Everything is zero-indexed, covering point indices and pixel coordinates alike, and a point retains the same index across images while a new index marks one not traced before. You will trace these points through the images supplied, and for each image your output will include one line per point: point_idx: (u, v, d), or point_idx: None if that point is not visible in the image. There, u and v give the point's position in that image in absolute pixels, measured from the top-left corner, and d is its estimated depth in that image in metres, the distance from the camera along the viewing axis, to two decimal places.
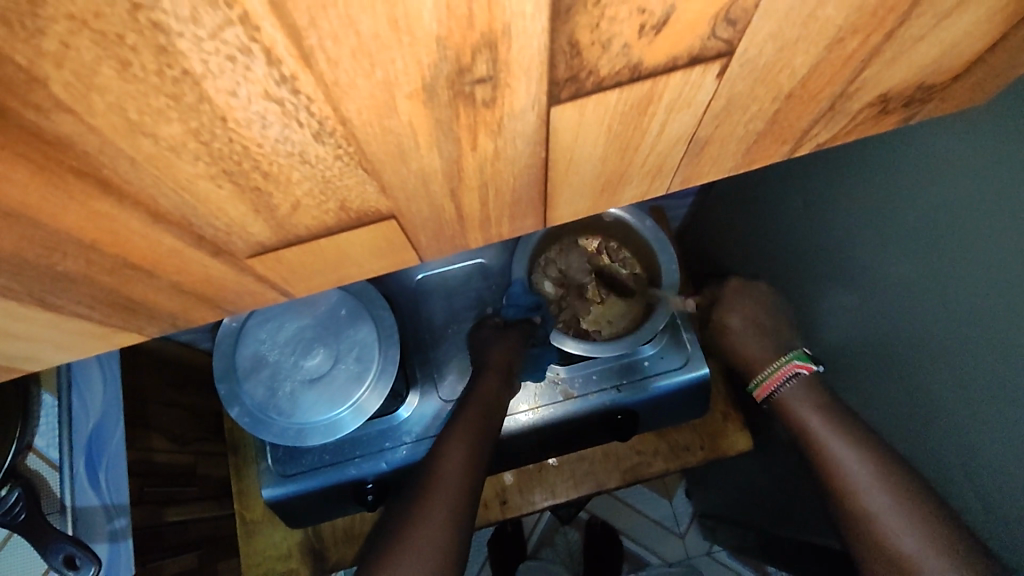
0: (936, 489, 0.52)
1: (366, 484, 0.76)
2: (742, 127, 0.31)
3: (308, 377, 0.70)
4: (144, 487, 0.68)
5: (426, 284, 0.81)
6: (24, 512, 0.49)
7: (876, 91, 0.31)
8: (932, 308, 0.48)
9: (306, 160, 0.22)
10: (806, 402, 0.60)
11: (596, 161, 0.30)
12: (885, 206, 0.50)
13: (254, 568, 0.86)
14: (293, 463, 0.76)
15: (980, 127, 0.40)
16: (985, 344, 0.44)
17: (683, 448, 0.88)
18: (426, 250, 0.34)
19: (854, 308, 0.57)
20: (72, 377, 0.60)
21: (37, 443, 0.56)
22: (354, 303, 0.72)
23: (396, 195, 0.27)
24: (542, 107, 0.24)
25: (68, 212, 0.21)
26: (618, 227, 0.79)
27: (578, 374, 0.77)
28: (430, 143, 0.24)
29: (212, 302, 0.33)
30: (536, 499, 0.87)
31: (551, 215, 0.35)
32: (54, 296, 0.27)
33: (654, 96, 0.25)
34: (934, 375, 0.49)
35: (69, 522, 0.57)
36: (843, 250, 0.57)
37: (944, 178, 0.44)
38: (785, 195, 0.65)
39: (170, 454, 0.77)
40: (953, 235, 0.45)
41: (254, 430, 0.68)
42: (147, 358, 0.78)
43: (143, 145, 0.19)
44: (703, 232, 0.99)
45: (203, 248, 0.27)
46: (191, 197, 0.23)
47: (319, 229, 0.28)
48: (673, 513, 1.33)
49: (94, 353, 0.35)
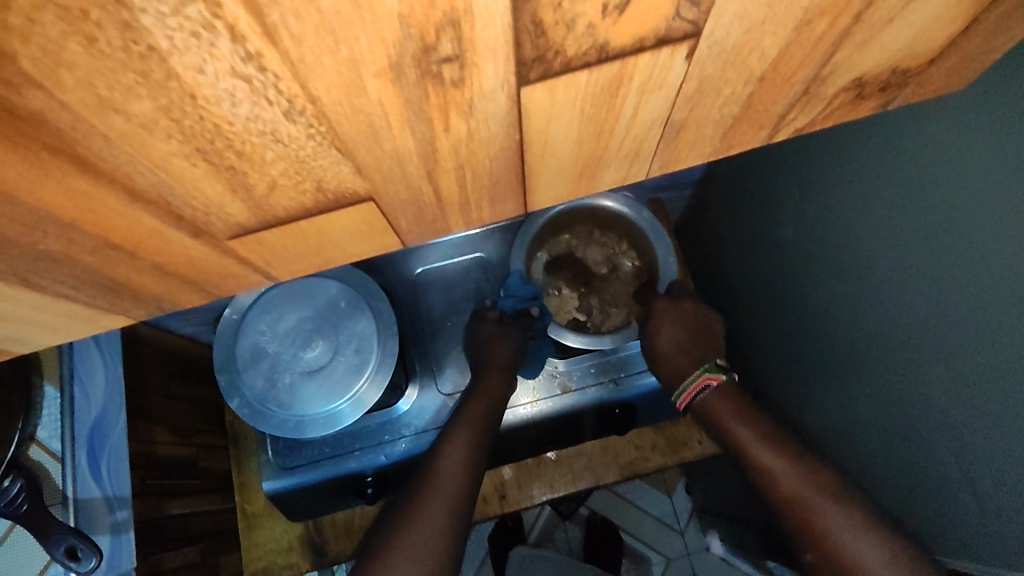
0: (929, 476, 0.52)
1: (365, 477, 0.77)
2: (717, 110, 0.31)
3: (307, 369, 0.70)
4: (145, 479, 0.69)
5: (425, 277, 0.82)
6: (27, 503, 0.51)
7: (850, 75, 0.32)
8: (934, 295, 0.47)
9: (278, 139, 0.23)
10: (724, 406, 0.66)
11: (572, 144, 0.30)
12: (879, 193, 0.51)
13: (255, 561, 0.88)
14: (293, 456, 0.76)
15: (968, 108, 0.41)
16: (984, 330, 0.43)
17: (681, 442, 0.89)
18: (408, 233, 0.34)
19: (851, 298, 0.58)
20: (74, 369, 0.61)
21: (40, 435, 0.57)
22: (353, 295, 0.72)
23: (372, 176, 0.27)
24: (511, 87, 0.24)
25: (46, 189, 0.22)
26: (616, 219, 0.78)
27: (575, 366, 0.78)
28: (403, 124, 0.24)
29: (197, 285, 0.33)
30: (535, 493, 0.88)
31: (532, 199, 0.35)
32: (39, 276, 0.27)
33: (624, 78, 0.26)
34: (933, 361, 0.48)
35: (70, 513, 0.57)
36: (844, 238, 0.57)
37: (946, 162, 0.44)
38: (788, 184, 0.65)
39: (173, 447, 0.78)
40: (953, 220, 0.44)
41: (253, 422, 0.69)
42: (149, 350, 0.79)
43: (115, 121, 0.20)
44: (700, 224, 0.99)
45: (183, 229, 0.27)
46: (167, 175, 0.23)
47: (299, 210, 0.29)
48: (673, 510, 1.32)
49: (82, 336, 0.35)
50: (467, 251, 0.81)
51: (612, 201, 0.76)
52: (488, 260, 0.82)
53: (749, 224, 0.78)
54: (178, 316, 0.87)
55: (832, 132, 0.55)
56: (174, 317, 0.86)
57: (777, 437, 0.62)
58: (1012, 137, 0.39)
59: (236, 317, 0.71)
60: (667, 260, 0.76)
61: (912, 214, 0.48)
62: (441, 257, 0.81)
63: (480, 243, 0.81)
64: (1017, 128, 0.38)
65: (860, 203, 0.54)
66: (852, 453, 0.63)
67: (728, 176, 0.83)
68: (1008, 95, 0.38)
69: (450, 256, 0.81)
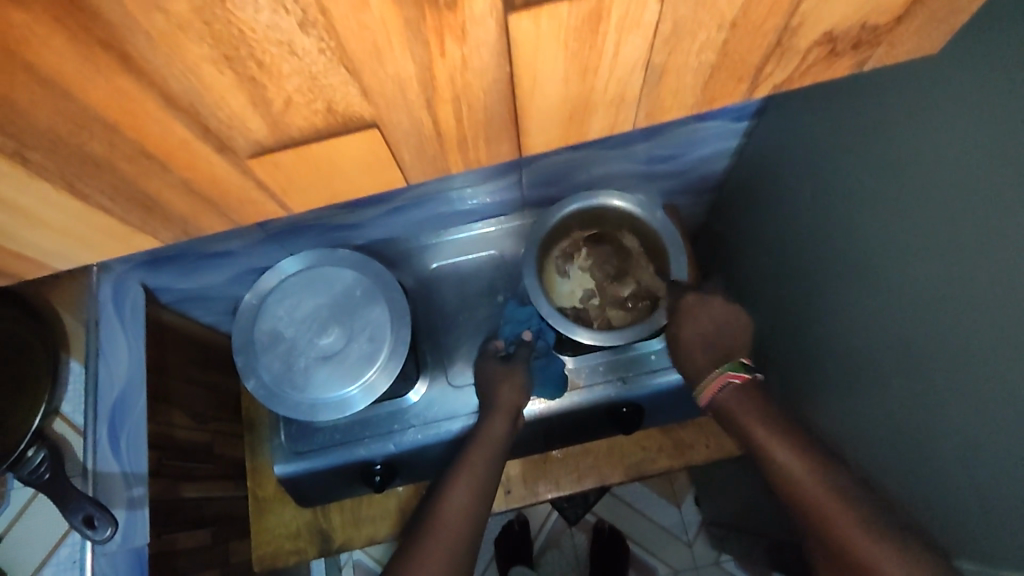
0: (911, 454, 0.53)
1: (375, 465, 0.79)
2: (694, 58, 0.34)
3: (322, 354, 0.74)
4: (162, 460, 0.72)
5: (440, 273, 0.88)
6: (48, 472, 0.56)
7: (819, 29, 0.35)
8: (943, 271, 0.46)
9: (294, 52, 0.26)
10: (766, 425, 0.57)
11: (559, 82, 0.33)
12: (881, 169, 0.52)
13: (264, 545, 0.90)
14: (304, 441, 0.80)
15: (958, 60, 0.42)
16: (990, 293, 0.42)
17: (688, 445, 0.90)
18: (410, 169, 0.38)
19: (861, 295, 0.59)
20: (100, 347, 0.65)
21: (65, 409, 0.62)
22: (370, 285, 0.77)
23: (377, 100, 0.31)
24: (499, 14, 0.27)
25: (96, 87, 0.26)
26: (628, 219, 0.79)
27: (585, 364, 0.80)
28: (403, 46, 0.27)
29: (218, 210, 0.37)
30: (540, 489, 0.89)
31: (524, 142, 0.39)
32: (81, 182, 0.31)
33: (602, 12, 0.29)
34: (944, 337, 0.47)
35: (90, 484, 0.61)
36: (849, 230, 0.59)
37: (948, 128, 0.44)
38: (801, 174, 0.67)
39: (189, 431, 0.81)
40: (955, 188, 0.44)
41: (268, 403, 0.71)
42: (174, 336, 0.84)
43: (156, 20, 0.23)
44: (716, 226, 1.02)
45: (209, 141, 0.31)
46: (198, 82, 0.27)
47: (312, 132, 0.32)
48: (681, 521, 1.34)
49: (113, 256, 0.39)
50: (483, 248, 0.88)
51: (624, 202, 0.77)
52: (500, 257, 0.88)
53: (764, 217, 0.80)
54: (202, 305, 0.91)
55: (841, 109, 0.56)
56: (197, 305, 0.89)
57: (788, 424, 0.57)
58: (1009, 87, 0.39)
59: (255, 302, 0.77)
60: (678, 259, 0.76)
61: (921, 189, 0.48)
62: (456, 253, 0.87)
63: (495, 242, 0.88)
64: (1005, 75, 0.39)
65: (868, 193, 0.55)
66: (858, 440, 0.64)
67: (746, 172, 0.85)
68: (994, 45, 0.39)
69: (465, 253, 0.87)
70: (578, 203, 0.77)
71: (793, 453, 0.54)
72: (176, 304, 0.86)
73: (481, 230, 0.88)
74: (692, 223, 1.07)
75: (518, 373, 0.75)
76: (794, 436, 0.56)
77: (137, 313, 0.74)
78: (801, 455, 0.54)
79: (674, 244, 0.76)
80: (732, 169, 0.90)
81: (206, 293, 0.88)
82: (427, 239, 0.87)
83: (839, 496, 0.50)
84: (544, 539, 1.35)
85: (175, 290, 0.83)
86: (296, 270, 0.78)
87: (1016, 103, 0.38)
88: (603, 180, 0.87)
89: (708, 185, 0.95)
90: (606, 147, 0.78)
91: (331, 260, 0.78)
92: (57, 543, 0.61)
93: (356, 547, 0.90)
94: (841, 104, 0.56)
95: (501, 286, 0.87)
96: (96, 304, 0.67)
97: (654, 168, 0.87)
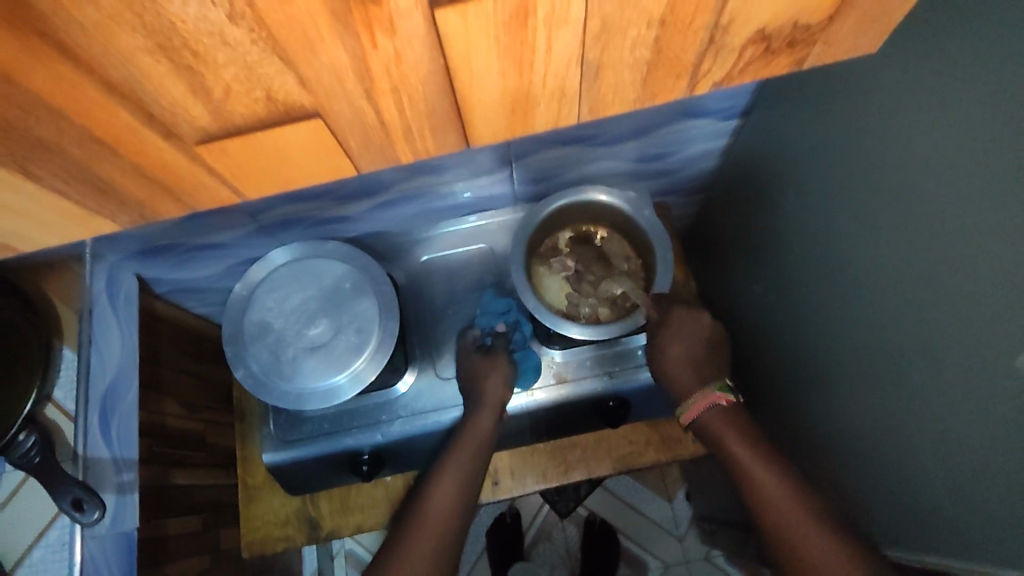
0: (891, 446, 0.54)
1: (362, 454, 0.80)
2: (629, 53, 0.36)
3: (310, 345, 0.75)
4: (154, 447, 0.74)
5: (430, 267, 0.88)
6: (38, 456, 0.55)
7: (751, 26, 0.36)
8: (913, 264, 0.47)
9: (226, 42, 0.28)
10: (752, 453, 0.61)
11: (497, 75, 0.35)
12: (858, 170, 0.53)
13: (253, 531, 0.89)
14: (293, 431, 0.81)
15: (918, 58, 0.43)
16: (962, 285, 0.42)
17: (674, 440, 0.90)
18: (361, 157, 0.39)
19: (839, 294, 0.60)
20: (92, 335, 0.67)
21: (57, 395, 0.66)
22: (358, 278, 0.78)
23: (316, 89, 0.32)
24: (425, 9, 0.29)
25: (37, 74, 0.27)
26: (616, 215, 0.79)
27: (572, 359, 0.81)
28: (333, 37, 0.29)
29: (173, 194, 0.38)
30: (528, 482, 0.90)
31: (472, 133, 0.40)
32: (34, 166, 0.33)
33: (528, 8, 0.30)
34: (912, 329, 0.49)
35: (80, 468, 0.62)
36: (827, 231, 0.60)
37: (913, 127, 0.45)
38: (783, 172, 0.68)
39: (182, 421, 0.82)
40: (918, 183, 0.45)
41: (256, 392, 0.73)
42: (165, 325, 0.86)
43: (88, 11, 0.25)
44: (705, 226, 1.03)
45: (155, 128, 0.32)
46: (135, 70, 0.28)
47: (255, 120, 0.33)
48: (672, 516, 1.35)
49: (76, 239, 0.41)
50: (474, 242, 0.88)
51: (610, 198, 0.77)
52: (491, 252, 0.88)
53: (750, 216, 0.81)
54: (195, 296, 0.93)
55: (820, 110, 0.57)
56: (191, 295, 0.92)
57: (772, 453, 0.61)
58: (970, 83, 0.39)
59: (245, 293, 0.78)
60: (665, 255, 0.75)
61: (891, 186, 0.49)
62: (447, 248, 0.88)
63: (488, 236, 0.88)
64: (960, 72, 0.40)
65: (845, 192, 0.56)
66: (832, 433, 0.65)
67: (734, 171, 0.86)
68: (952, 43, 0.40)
69: (456, 247, 0.88)
70: (565, 199, 0.77)
71: (767, 468, 0.60)
72: (170, 294, 0.89)
73: (475, 224, 0.88)
74: (682, 221, 1.08)
75: (501, 364, 0.76)
76: (776, 462, 0.61)
77: (128, 300, 0.77)
78: (785, 489, 0.58)
79: (661, 240, 0.76)
80: (720, 170, 0.92)
81: (199, 283, 0.90)
82: (420, 234, 0.88)
83: (815, 528, 0.55)
84: (535, 531, 1.37)
85: (169, 281, 0.86)
86: (286, 262, 0.80)
87: (973, 96, 0.39)
88: (592, 178, 0.88)
89: (699, 184, 0.96)
90: (594, 144, 0.80)
91: (320, 253, 0.80)
92: (47, 526, 0.63)
93: (344, 534, 0.90)
94: (820, 105, 0.57)
95: (489, 280, 0.86)
96: (89, 293, 0.69)
97: (643, 167, 0.88)
